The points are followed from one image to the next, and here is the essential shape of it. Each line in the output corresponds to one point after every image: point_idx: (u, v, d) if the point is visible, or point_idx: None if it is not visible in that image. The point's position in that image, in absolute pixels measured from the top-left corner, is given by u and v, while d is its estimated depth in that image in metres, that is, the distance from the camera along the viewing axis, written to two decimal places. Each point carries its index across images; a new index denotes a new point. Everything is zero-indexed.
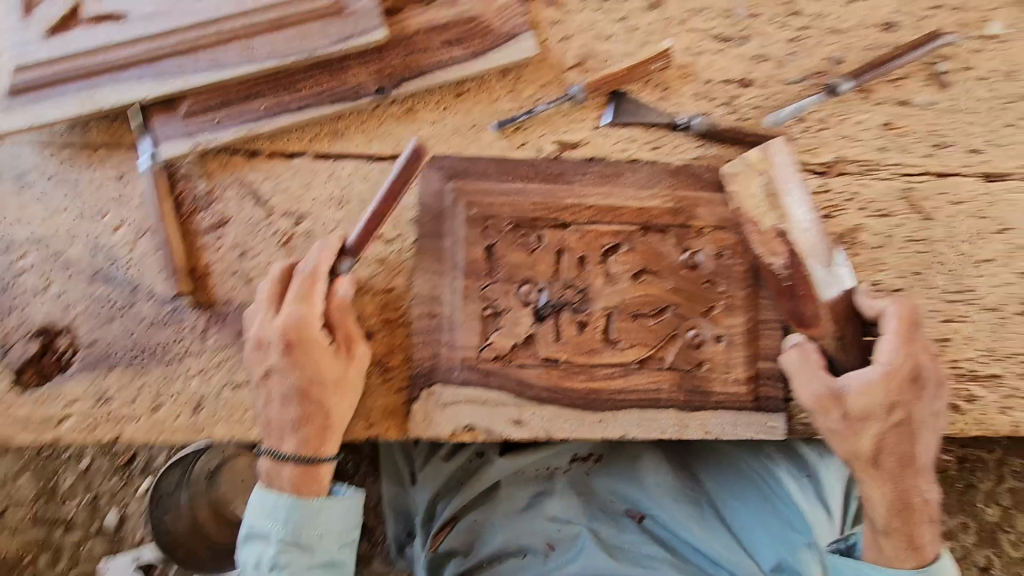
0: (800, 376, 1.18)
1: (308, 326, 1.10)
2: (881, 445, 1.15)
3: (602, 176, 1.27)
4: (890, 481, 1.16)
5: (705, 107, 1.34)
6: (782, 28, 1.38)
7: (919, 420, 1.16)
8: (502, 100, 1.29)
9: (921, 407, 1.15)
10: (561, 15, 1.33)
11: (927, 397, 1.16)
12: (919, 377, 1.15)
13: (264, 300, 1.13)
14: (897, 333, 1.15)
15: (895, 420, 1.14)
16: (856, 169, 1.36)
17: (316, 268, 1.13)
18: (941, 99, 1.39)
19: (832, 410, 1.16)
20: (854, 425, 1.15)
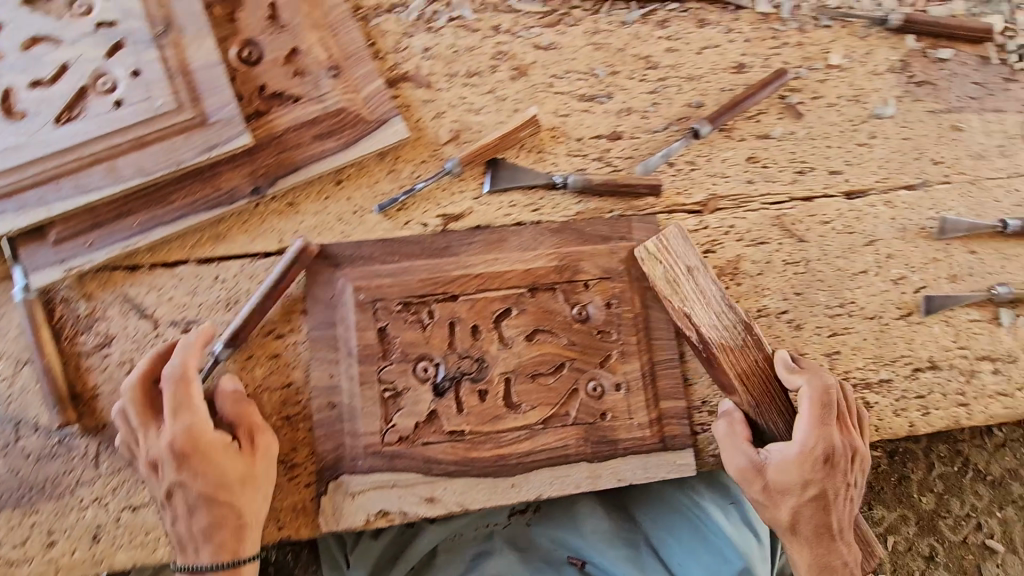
0: (727, 448, 1.23)
1: (198, 431, 1.08)
2: (799, 518, 1.18)
3: (487, 243, 1.31)
4: (810, 550, 1.19)
5: (579, 164, 1.40)
6: (642, 82, 1.47)
7: (836, 492, 1.19)
8: (382, 182, 1.33)
9: (838, 479, 1.19)
10: (430, 94, 1.38)
11: (845, 469, 1.20)
12: (835, 452, 1.19)
13: (138, 419, 1.09)
14: (812, 412, 1.20)
15: (813, 496, 1.18)
16: (728, 203, 1.44)
17: (186, 369, 1.10)
18: (797, 129, 1.49)
19: (755, 482, 1.20)
20: (772, 498, 1.19)
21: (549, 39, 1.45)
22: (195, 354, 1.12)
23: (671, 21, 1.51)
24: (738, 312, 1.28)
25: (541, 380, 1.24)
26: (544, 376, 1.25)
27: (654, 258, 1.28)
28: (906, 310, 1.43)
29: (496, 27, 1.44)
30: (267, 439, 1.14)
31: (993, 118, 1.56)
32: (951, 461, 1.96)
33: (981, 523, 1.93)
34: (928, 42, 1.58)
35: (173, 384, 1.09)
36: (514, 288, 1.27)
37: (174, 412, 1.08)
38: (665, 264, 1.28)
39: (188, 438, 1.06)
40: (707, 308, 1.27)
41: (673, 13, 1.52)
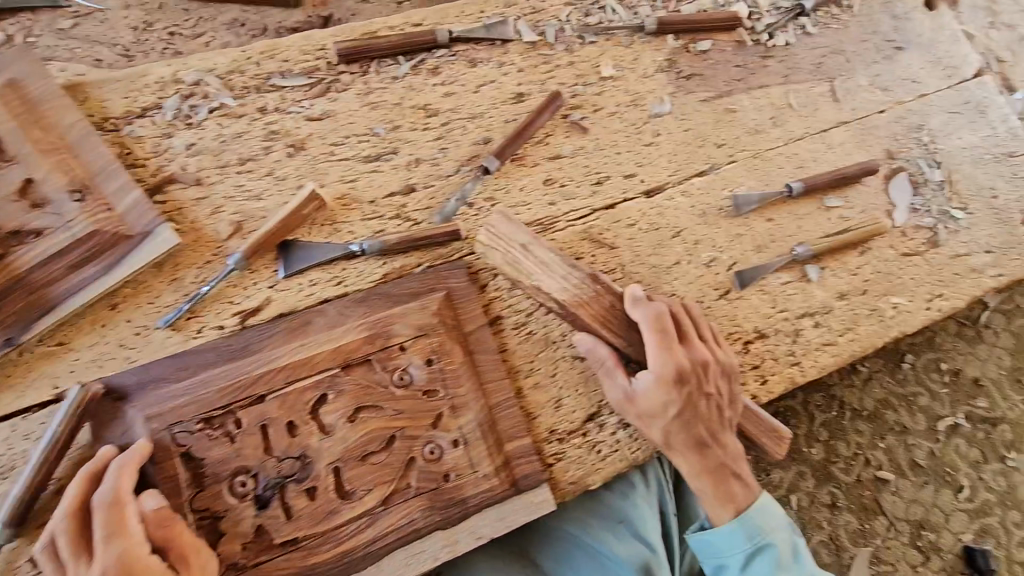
0: (604, 383, 1.29)
1: (131, 558, 1.01)
2: (671, 437, 1.27)
3: (290, 331, 1.25)
4: (689, 460, 1.27)
5: (376, 226, 1.38)
6: (425, 131, 1.47)
7: (699, 404, 1.26)
8: (165, 294, 1.25)
9: (698, 391, 1.26)
10: (202, 192, 1.33)
11: (702, 381, 1.26)
12: (686, 368, 1.25)
13: (70, 556, 1.02)
14: (656, 339, 1.26)
15: (677, 414, 1.25)
16: (535, 229, 1.45)
17: (116, 493, 1.05)
18: (586, 143, 1.53)
19: (629, 410, 1.28)
20: (645, 423, 1.27)
21: (320, 110, 1.43)
22: (127, 477, 1.07)
23: (441, 67, 1.53)
24: (582, 268, 1.32)
25: (372, 460, 1.20)
26: (374, 454, 1.20)
27: (489, 247, 1.30)
28: (722, 289, 1.48)
29: (262, 109, 1.41)
30: (207, 557, 1.08)
31: (761, 94, 1.67)
32: (829, 407, 2.05)
33: (868, 458, 2.03)
34: (688, 38, 1.68)
35: (101, 508, 1.04)
36: (325, 371, 1.22)
37: (105, 542, 1.02)
38: (500, 250, 1.30)
39: (120, 569, 1.00)
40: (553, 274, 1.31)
41: (441, 59, 1.53)
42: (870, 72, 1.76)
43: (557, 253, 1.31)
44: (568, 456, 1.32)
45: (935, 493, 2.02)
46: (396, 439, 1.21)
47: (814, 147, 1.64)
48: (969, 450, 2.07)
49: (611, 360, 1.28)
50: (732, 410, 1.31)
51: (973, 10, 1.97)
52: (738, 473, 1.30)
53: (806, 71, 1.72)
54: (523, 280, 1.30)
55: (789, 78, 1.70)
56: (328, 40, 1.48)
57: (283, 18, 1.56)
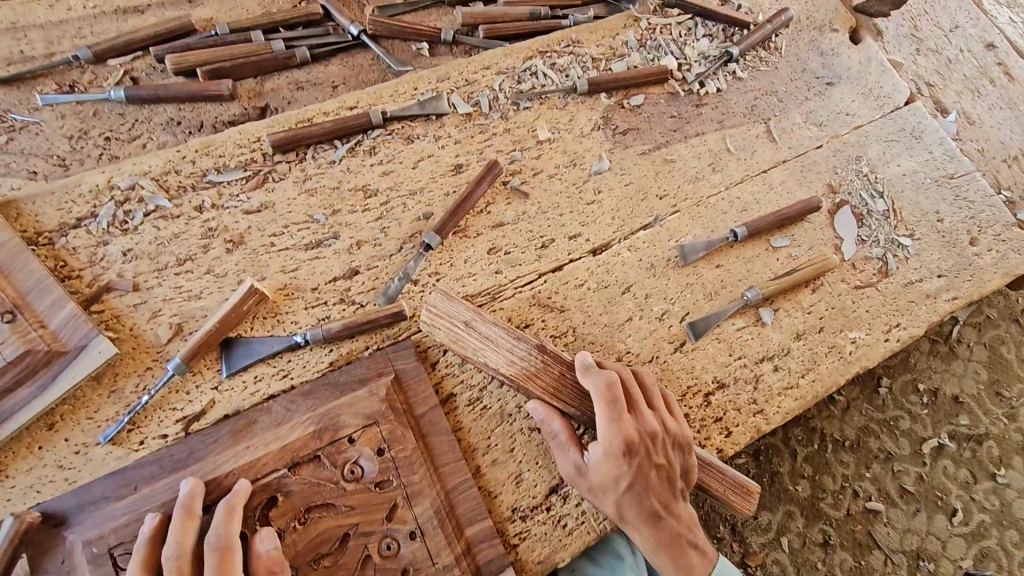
0: (556, 455, 1.26)
1: None
2: (624, 511, 1.23)
3: (234, 434, 1.21)
4: (643, 533, 1.24)
5: (320, 314, 1.37)
6: (365, 212, 1.48)
7: (652, 476, 1.23)
8: (104, 407, 1.22)
9: (649, 462, 1.22)
10: (141, 296, 1.32)
11: (653, 452, 1.23)
12: (637, 440, 1.22)
13: None
14: (604, 411, 1.22)
15: (629, 488, 1.21)
16: (482, 300, 1.44)
17: (184, 549, 1.04)
18: (527, 207, 1.54)
19: (580, 484, 1.25)
20: (597, 497, 1.24)
21: (258, 202, 1.44)
22: (193, 534, 1.06)
23: (378, 147, 1.55)
24: (528, 339, 1.30)
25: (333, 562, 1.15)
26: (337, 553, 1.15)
27: (432, 326, 1.29)
28: (678, 341, 1.47)
29: (199, 207, 1.41)
30: None
31: (697, 141, 1.70)
32: (810, 440, 2.01)
33: (856, 490, 1.98)
34: (620, 95, 1.72)
35: (172, 571, 1.01)
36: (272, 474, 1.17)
37: None
38: (443, 328, 1.29)
39: None
40: (500, 348, 1.29)
41: (378, 139, 1.56)
42: (803, 109, 1.79)
43: (500, 325, 1.30)
44: (532, 534, 1.28)
45: (928, 520, 1.97)
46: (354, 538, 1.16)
47: (755, 189, 1.66)
48: (957, 470, 2.02)
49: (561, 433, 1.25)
50: (683, 478, 1.29)
51: (898, 40, 2.04)
52: (694, 544, 1.27)
53: (740, 115, 1.75)
54: (468, 357, 1.28)
55: (724, 123, 1.73)
56: (263, 132, 1.51)
57: (220, 112, 1.58)
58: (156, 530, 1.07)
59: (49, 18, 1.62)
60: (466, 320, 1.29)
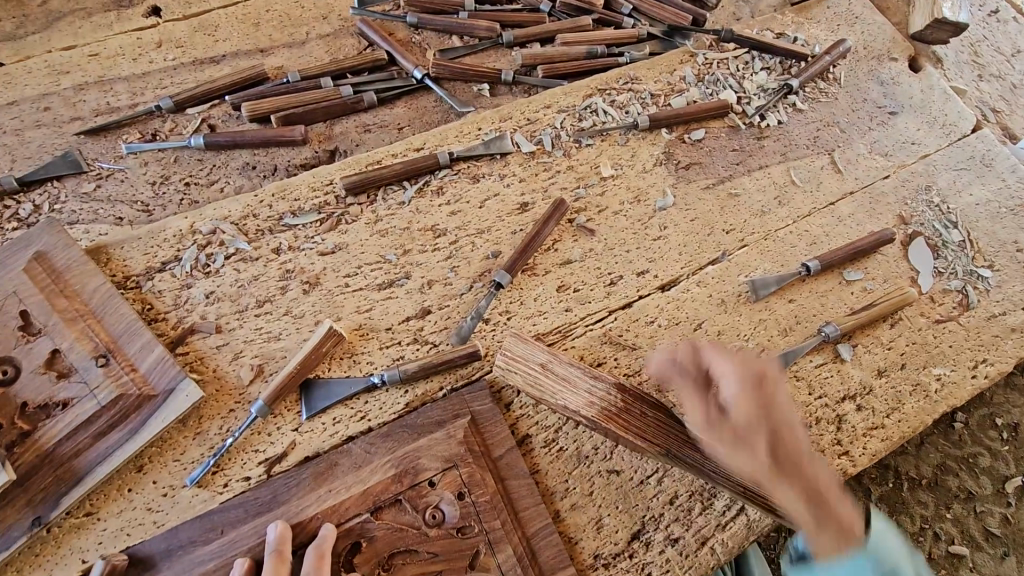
0: (690, 405, 1.25)
1: None
2: (758, 445, 1.19)
3: (317, 476, 1.22)
4: (789, 482, 1.19)
5: (394, 354, 1.38)
6: (434, 252, 1.50)
7: (777, 458, 1.19)
8: (191, 449, 1.25)
9: (778, 397, 1.23)
10: (224, 338, 1.35)
11: (779, 393, 1.24)
12: (763, 376, 1.23)
13: None
14: (728, 351, 1.27)
15: (769, 420, 1.20)
16: (554, 338, 1.43)
17: None
18: (594, 244, 1.54)
19: (720, 430, 1.22)
20: (737, 442, 1.20)
21: (332, 243, 1.47)
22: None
23: (445, 187, 1.58)
24: (605, 378, 1.29)
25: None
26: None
27: (508, 370, 1.28)
28: None
29: (276, 249, 1.45)
30: None
31: (761, 174, 1.68)
32: (884, 479, 1.93)
33: (938, 532, 1.88)
34: (681, 129, 1.73)
35: None
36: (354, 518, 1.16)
37: None
38: (521, 371, 1.28)
39: None
40: (578, 389, 1.27)
41: (445, 179, 1.59)
42: (867, 139, 1.77)
43: (576, 366, 1.29)
44: None
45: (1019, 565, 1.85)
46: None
47: (824, 222, 1.63)
48: None
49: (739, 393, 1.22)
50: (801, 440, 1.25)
51: (959, 66, 2.01)
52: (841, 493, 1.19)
53: (803, 146, 1.74)
54: (542, 399, 1.26)
55: (787, 155, 1.72)
56: (335, 174, 1.55)
57: (292, 156, 1.63)
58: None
59: (134, 71, 1.71)
60: (543, 361, 1.29)
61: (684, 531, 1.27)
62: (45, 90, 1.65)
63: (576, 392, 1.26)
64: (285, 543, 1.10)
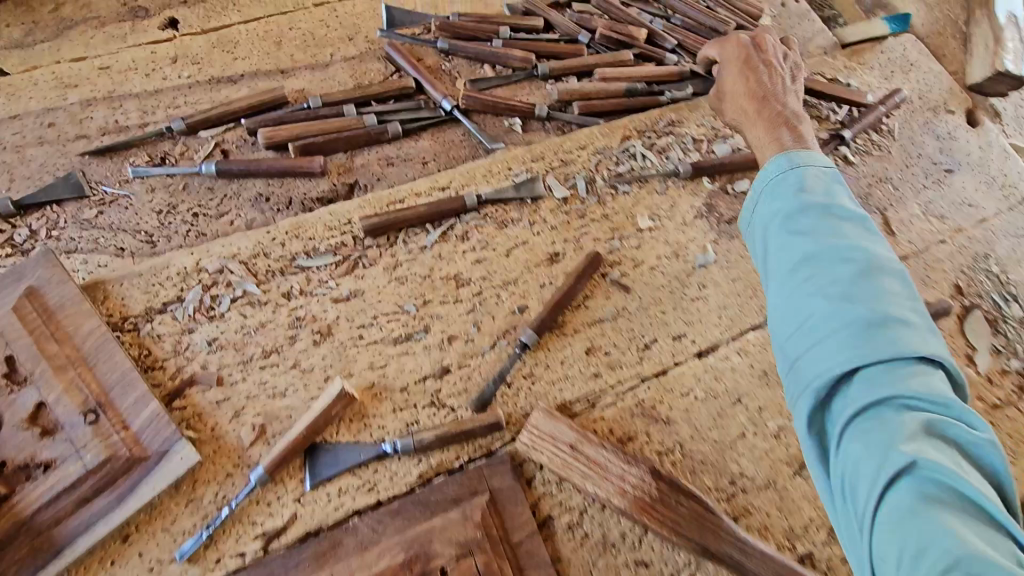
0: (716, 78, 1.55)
1: None
2: (760, 124, 1.40)
3: (318, 557, 1.11)
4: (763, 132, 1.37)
5: (408, 417, 1.26)
6: (456, 304, 1.39)
7: (765, 102, 1.44)
8: (181, 518, 1.13)
9: (777, 110, 1.40)
10: (225, 392, 1.24)
11: (782, 112, 1.40)
12: (768, 100, 1.45)
13: None
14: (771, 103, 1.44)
15: (772, 108, 1.41)
16: (581, 407, 1.31)
17: None
18: (628, 302, 1.43)
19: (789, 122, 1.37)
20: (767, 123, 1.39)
21: (347, 290, 1.38)
22: None
23: (471, 233, 1.48)
24: (640, 462, 1.21)
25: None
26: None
27: (534, 448, 1.22)
28: (798, 463, 1.30)
29: (287, 294, 1.36)
30: None
31: None
32: None
33: None
34: (724, 179, 1.62)
35: None
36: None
37: None
38: (549, 451, 1.22)
39: None
40: (608, 474, 1.21)
41: (471, 223, 1.49)
42: (922, 198, 1.65)
43: (608, 448, 1.22)
44: None
45: None
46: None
47: None
48: None
49: (732, 69, 1.53)
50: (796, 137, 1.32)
51: (1016, 121, 1.90)
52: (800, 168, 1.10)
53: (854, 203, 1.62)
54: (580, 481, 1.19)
55: None
56: (355, 213, 1.46)
57: (309, 188, 1.53)
58: None
59: (145, 89, 1.62)
60: (574, 442, 1.22)
61: None
62: (52, 105, 1.57)
63: (607, 478, 1.20)
64: None
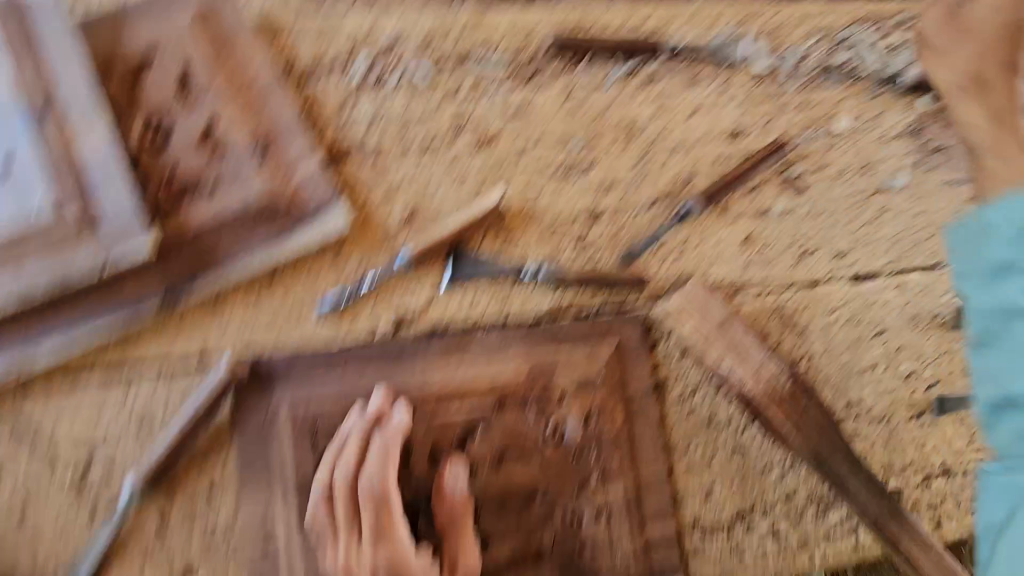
0: None
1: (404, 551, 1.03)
2: None
3: (447, 351, 1.14)
4: None
5: (551, 251, 1.23)
6: (623, 153, 1.29)
7: None
8: (326, 278, 1.15)
9: None
10: (380, 172, 1.20)
11: None
12: None
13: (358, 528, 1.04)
14: None
15: None
16: (722, 292, 1.27)
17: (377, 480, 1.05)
18: (799, 204, 1.32)
19: None
20: None
21: (517, 103, 1.27)
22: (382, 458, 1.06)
23: (657, 80, 1.33)
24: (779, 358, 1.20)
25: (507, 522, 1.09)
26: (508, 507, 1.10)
27: (677, 317, 1.21)
28: (918, 410, 1.28)
29: (455, 89, 1.25)
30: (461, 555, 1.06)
31: None
32: None
33: None
34: None
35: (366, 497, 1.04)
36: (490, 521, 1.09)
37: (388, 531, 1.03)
38: (692, 322, 1.21)
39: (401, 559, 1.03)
40: (743, 362, 1.19)
41: (659, 69, 1.33)
42: None
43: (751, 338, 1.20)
44: (706, 555, 1.18)
45: None
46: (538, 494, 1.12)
47: None
48: None
49: None
50: None
51: None
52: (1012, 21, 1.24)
53: None
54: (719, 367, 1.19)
55: None
56: (544, 20, 1.29)
57: None
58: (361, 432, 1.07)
59: None
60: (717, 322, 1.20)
61: (791, 532, 1.21)
62: None
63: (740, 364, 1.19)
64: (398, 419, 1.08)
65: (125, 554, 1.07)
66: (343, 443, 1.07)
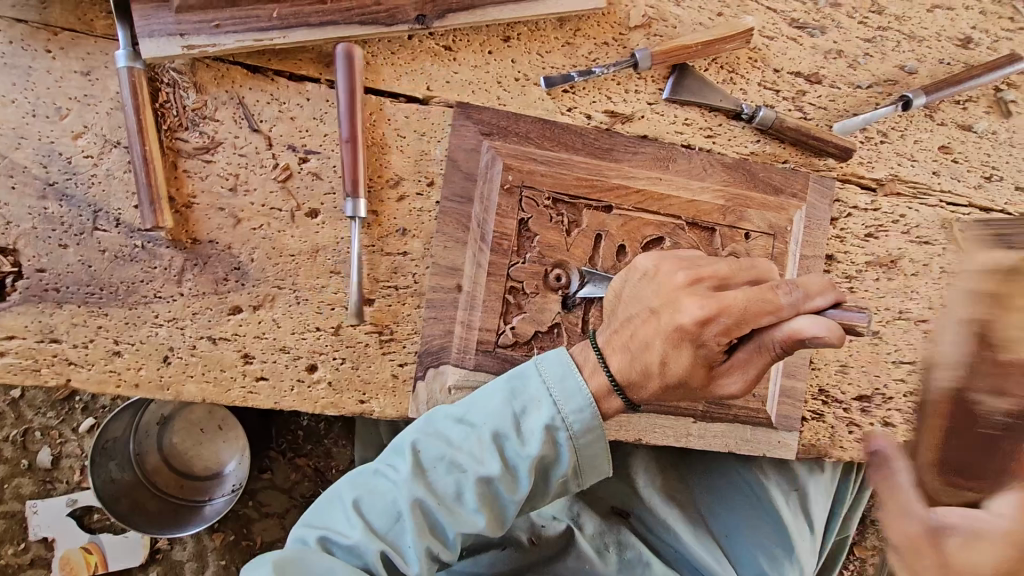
0: None
1: (620, 292, 0.99)
2: None
3: (654, 158, 1.14)
4: None
5: (768, 99, 1.21)
6: (861, 24, 1.24)
7: None
8: (556, 54, 1.12)
9: None
10: None
11: None
12: None
13: (635, 282, 0.96)
14: None
15: None
16: (906, 191, 1.27)
17: (647, 265, 0.95)
18: (1001, 129, 1.30)
19: None
20: None
21: None
22: (653, 255, 0.97)
23: None
24: (948, 260, 1.29)
25: (736, 291, 0.82)
26: (781, 284, 0.81)
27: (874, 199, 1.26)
28: None
29: None
30: (630, 310, 0.94)
31: None
32: None
33: None
34: None
35: (644, 273, 0.95)
36: (725, 282, 0.87)
37: (635, 287, 0.95)
38: (887, 203, 1.26)
39: (614, 296, 1.00)
40: (916, 252, 1.28)
41: None
42: None
43: (924, 230, 1.28)
44: (823, 419, 1.27)
45: None
46: (783, 301, 0.80)
47: None
48: None
49: None
50: None
51: None
52: None
53: None
54: (894, 260, 1.27)
55: None
56: None
57: None
58: (551, 206, 1.09)
59: None
60: (901, 210, 1.27)
61: (901, 422, 1.30)
62: None
63: (907, 255, 1.27)
64: (609, 208, 1.12)
65: (312, 262, 1.06)
66: (545, 211, 1.09)
